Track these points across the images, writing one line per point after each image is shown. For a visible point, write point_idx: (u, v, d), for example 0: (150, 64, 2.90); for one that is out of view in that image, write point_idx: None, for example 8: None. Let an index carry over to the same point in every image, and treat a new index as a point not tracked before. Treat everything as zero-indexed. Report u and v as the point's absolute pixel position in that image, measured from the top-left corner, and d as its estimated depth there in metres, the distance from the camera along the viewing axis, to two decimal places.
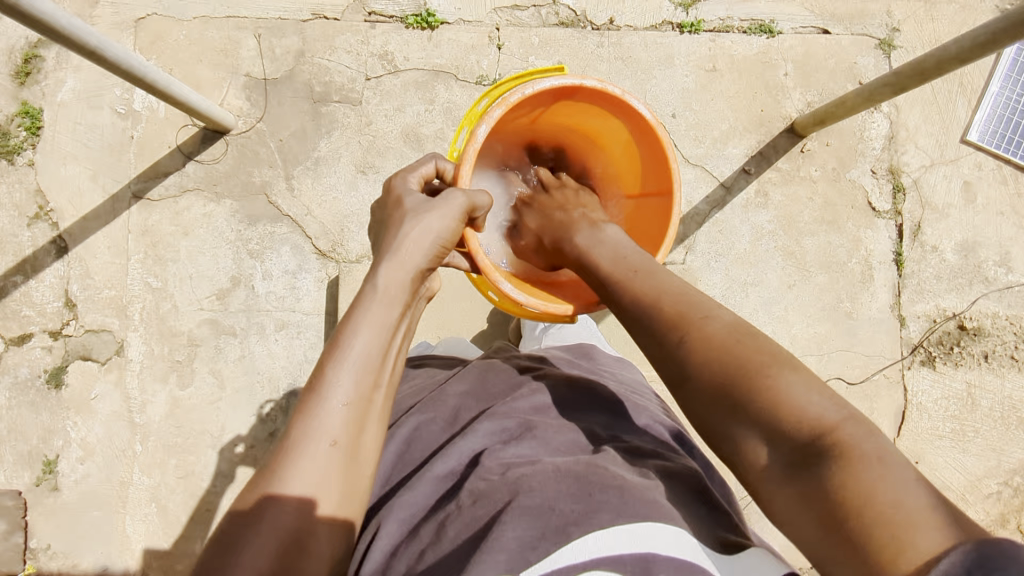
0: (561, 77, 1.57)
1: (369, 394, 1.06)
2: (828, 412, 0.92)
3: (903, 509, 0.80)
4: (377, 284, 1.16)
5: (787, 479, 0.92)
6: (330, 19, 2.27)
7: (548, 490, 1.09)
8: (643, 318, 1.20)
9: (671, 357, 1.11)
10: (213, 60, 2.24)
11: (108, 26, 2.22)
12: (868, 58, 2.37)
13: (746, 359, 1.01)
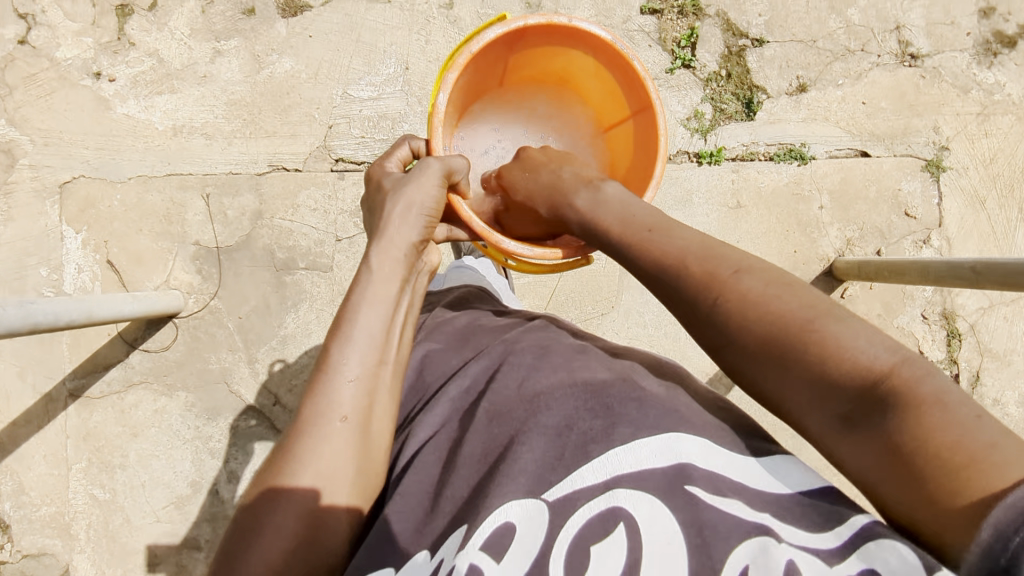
0: (503, 22, 1.48)
1: (375, 369, 1.02)
2: (878, 355, 0.80)
3: (963, 450, 0.69)
4: (372, 267, 1.11)
5: (842, 431, 0.80)
6: (290, 170, 1.94)
7: (564, 403, 0.94)
8: (664, 284, 1.02)
9: (696, 317, 0.97)
10: (156, 228, 1.91)
11: (27, 195, 1.89)
12: (913, 183, 2.06)
13: (781, 315, 0.87)
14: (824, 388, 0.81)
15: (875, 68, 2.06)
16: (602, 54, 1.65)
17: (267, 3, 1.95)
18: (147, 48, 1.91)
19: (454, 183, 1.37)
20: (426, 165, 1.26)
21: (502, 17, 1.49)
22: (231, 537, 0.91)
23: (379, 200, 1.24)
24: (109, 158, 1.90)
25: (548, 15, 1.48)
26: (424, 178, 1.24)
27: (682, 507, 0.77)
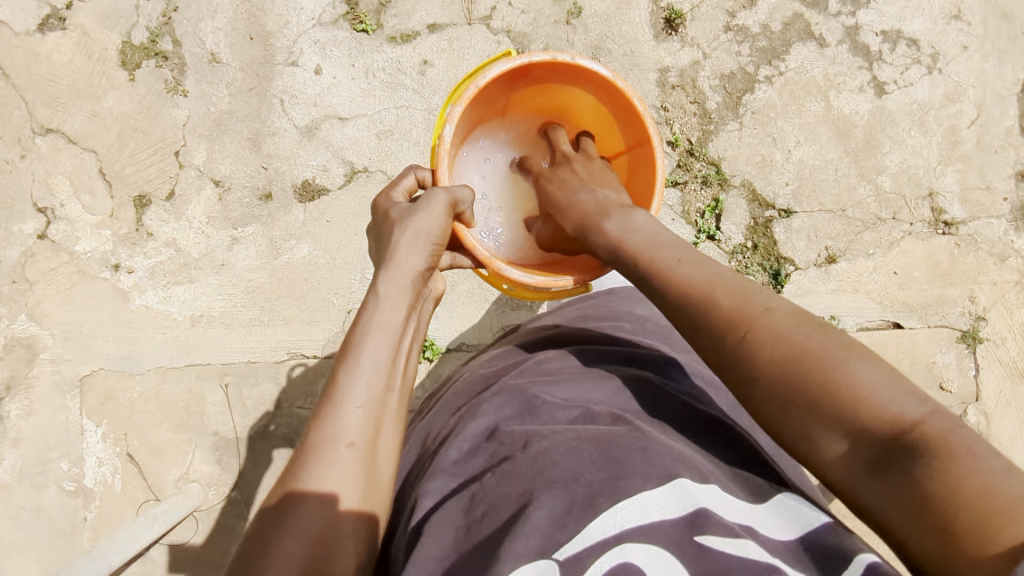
0: (509, 58, 1.39)
1: (381, 395, 1.00)
2: (909, 406, 0.75)
3: (996, 498, 0.65)
4: (380, 292, 1.11)
5: (867, 479, 0.76)
6: (309, 357, 1.92)
7: (570, 458, 0.89)
8: (681, 317, 0.95)
9: (710, 349, 0.91)
10: (175, 419, 1.90)
11: (48, 389, 1.88)
12: (949, 354, 1.98)
13: (800, 352, 0.82)
14: (855, 434, 0.76)
15: (907, 236, 1.99)
16: (604, 94, 1.57)
17: (284, 188, 1.93)
18: (166, 238, 1.90)
19: (460, 214, 1.33)
20: (432, 196, 1.24)
21: (507, 53, 1.41)
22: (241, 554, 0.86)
23: (386, 229, 1.24)
24: (128, 350, 1.90)
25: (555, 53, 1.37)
26: (432, 208, 1.23)
27: (694, 559, 0.74)
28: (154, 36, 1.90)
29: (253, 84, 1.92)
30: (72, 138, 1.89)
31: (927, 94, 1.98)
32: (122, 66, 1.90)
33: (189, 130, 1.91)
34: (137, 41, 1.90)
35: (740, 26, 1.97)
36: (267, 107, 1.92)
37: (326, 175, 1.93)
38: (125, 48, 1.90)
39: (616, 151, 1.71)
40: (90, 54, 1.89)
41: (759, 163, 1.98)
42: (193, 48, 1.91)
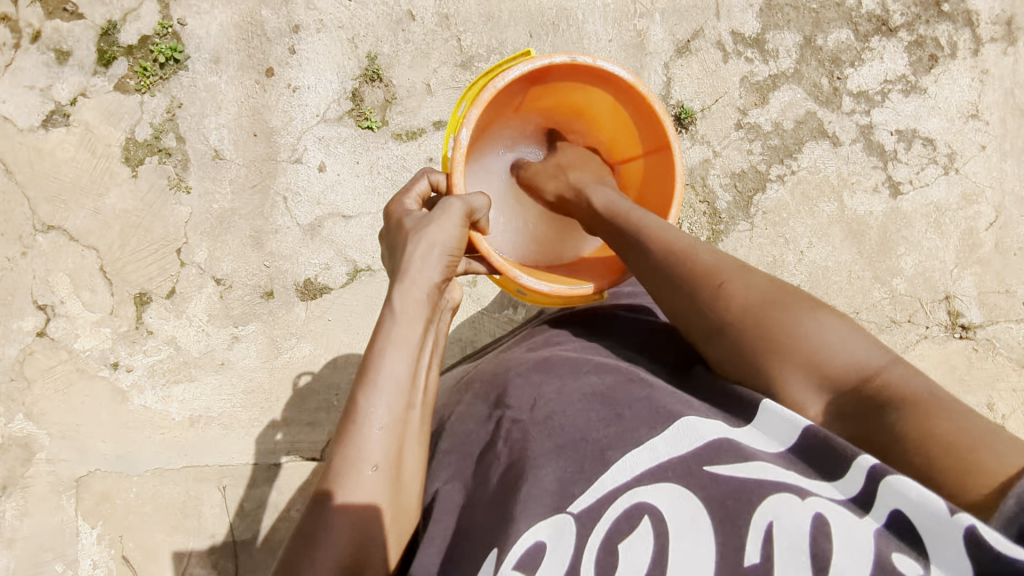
0: (528, 61, 1.41)
1: (403, 415, 1.04)
2: (871, 355, 0.93)
3: (964, 435, 0.80)
4: (395, 308, 1.11)
5: (836, 425, 0.92)
6: (308, 459, 1.89)
7: (580, 417, 0.99)
8: (689, 293, 1.10)
9: (705, 309, 1.07)
10: (171, 521, 1.86)
11: (44, 488, 1.86)
12: None
13: (776, 315, 1.00)
14: (832, 384, 0.93)
15: (923, 341, 1.92)
16: (620, 93, 1.57)
17: (286, 286, 1.90)
18: (166, 336, 1.88)
19: (475, 223, 1.30)
20: (444, 206, 1.22)
21: (526, 55, 1.42)
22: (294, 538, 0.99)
23: (399, 240, 1.21)
24: (126, 450, 1.87)
25: (575, 57, 1.41)
26: (444, 219, 1.20)
27: (699, 482, 0.84)
28: (158, 132, 1.89)
29: (256, 180, 1.90)
30: (73, 234, 1.88)
31: (943, 194, 1.93)
32: (125, 163, 1.88)
33: (192, 226, 1.89)
34: (140, 137, 1.89)
35: (751, 124, 1.93)
36: (270, 204, 1.90)
37: (328, 273, 1.90)
38: (129, 144, 1.89)
39: (627, 154, 1.77)
40: (93, 150, 1.88)
41: (771, 264, 1.93)
42: (196, 144, 1.89)
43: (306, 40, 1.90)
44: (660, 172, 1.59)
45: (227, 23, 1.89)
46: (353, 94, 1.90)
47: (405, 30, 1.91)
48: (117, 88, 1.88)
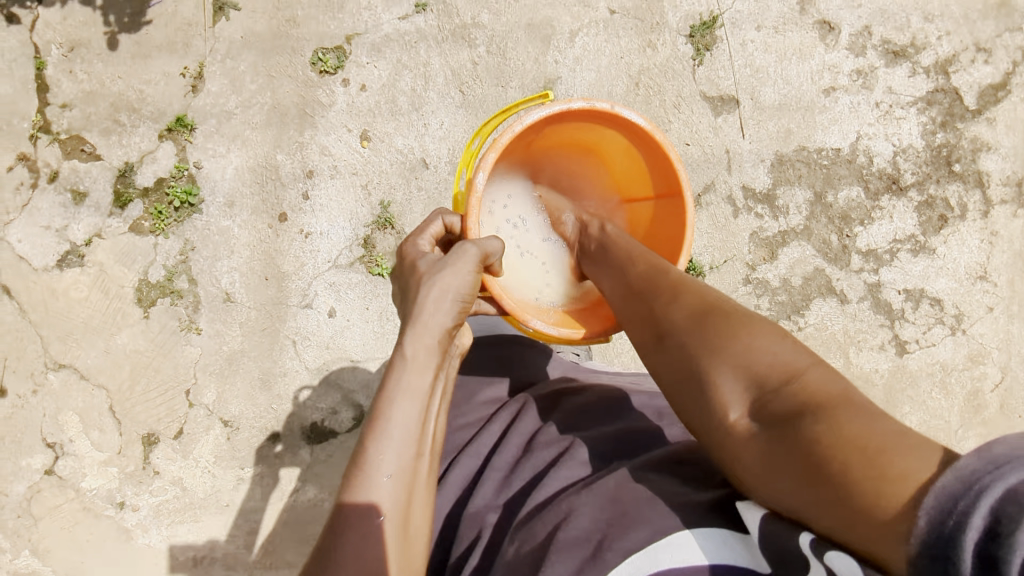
0: (546, 106, 1.42)
1: (413, 465, 0.99)
2: (798, 359, 0.88)
3: (875, 436, 0.70)
4: (406, 354, 1.06)
5: (757, 426, 0.85)
6: None
7: (585, 517, 0.99)
8: (651, 305, 1.12)
9: (659, 314, 1.08)
10: None
11: None
12: None
13: (724, 319, 0.98)
14: (755, 381, 0.88)
15: None
16: (634, 136, 1.55)
17: (292, 429, 1.91)
18: (172, 476, 1.89)
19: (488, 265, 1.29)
20: (463, 252, 1.19)
21: (545, 100, 1.42)
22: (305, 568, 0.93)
23: (410, 282, 1.17)
24: None
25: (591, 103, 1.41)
26: (461, 267, 1.17)
27: None
28: (171, 274, 1.91)
29: (266, 323, 1.91)
30: (84, 374, 1.90)
31: (950, 355, 1.94)
32: (137, 303, 1.90)
33: (201, 367, 1.91)
34: (153, 279, 1.91)
35: (759, 279, 1.94)
36: (279, 347, 1.91)
37: (334, 418, 1.92)
38: (141, 285, 1.91)
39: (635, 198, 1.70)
40: (106, 290, 1.90)
41: None
42: (208, 287, 1.91)
43: (319, 186, 1.92)
44: (667, 217, 1.56)
45: (242, 167, 1.92)
46: (365, 240, 1.92)
47: (417, 176, 1.93)
48: (132, 229, 1.91)
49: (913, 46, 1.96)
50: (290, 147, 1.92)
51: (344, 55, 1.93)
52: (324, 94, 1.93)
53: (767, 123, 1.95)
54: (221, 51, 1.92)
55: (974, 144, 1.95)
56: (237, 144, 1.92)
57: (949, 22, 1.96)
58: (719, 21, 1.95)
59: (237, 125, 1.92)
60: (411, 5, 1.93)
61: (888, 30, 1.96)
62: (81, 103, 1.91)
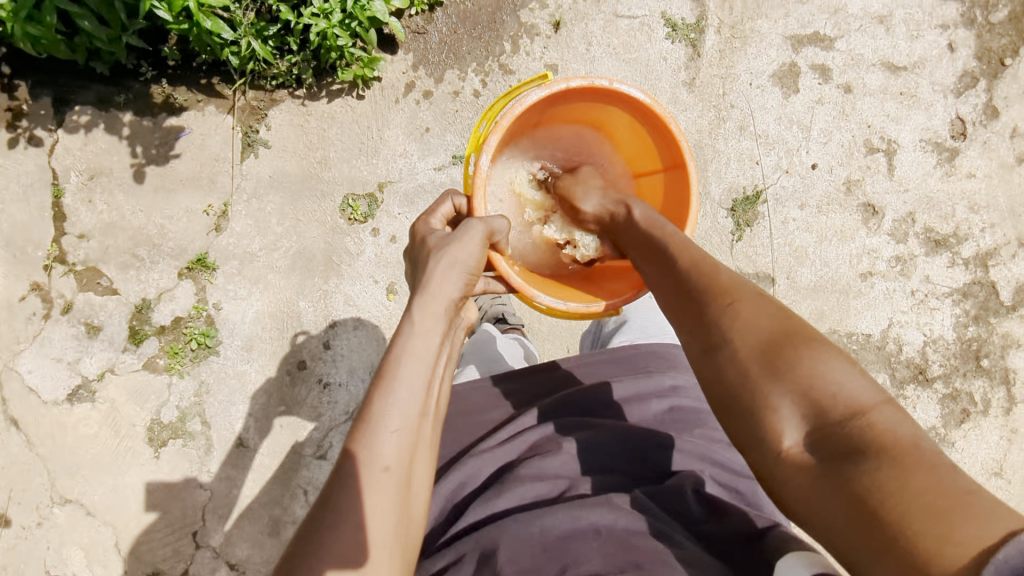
0: (544, 83, 1.44)
1: (416, 423, 0.95)
2: (863, 392, 0.79)
3: (944, 493, 0.66)
4: (414, 319, 1.05)
5: (810, 460, 0.78)
6: None
7: (594, 560, 0.98)
8: (688, 298, 1.02)
9: (704, 322, 0.95)
10: None
11: None
12: None
13: (777, 339, 0.87)
14: (811, 411, 0.80)
15: None
16: (638, 114, 1.55)
17: None
18: None
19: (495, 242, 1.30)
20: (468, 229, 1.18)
21: (544, 79, 1.44)
22: (298, 534, 0.87)
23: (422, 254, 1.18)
24: None
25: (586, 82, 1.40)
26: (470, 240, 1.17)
27: None
28: (184, 415, 1.87)
29: (278, 470, 1.89)
30: (90, 509, 1.86)
31: None
32: (148, 442, 1.87)
33: (209, 511, 1.88)
34: (165, 419, 1.87)
35: None
36: (290, 495, 1.89)
37: None
38: (153, 425, 1.87)
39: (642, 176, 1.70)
40: (117, 428, 1.86)
41: None
42: (222, 430, 1.88)
43: (341, 335, 1.88)
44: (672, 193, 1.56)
45: (263, 311, 1.88)
46: None
47: None
48: (146, 366, 1.86)
49: (955, 235, 1.92)
50: (313, 294, 1.88)
51: (375, 203, 1.87)
52: (352, 242, 1.87)
53: (801, 304, 1.92)
54: (247, 189, 1.85)
55: (1005, 339, 1.93)
56: (259, 287, 1.87)
57: (994, 214, 1.92)
58: (762, 197, 1.89)
59: (259, 268, 1.87)
60: (448, 155, 1.87)
61: (932, 217, 1.92)
62: (99, 235, 1.84)
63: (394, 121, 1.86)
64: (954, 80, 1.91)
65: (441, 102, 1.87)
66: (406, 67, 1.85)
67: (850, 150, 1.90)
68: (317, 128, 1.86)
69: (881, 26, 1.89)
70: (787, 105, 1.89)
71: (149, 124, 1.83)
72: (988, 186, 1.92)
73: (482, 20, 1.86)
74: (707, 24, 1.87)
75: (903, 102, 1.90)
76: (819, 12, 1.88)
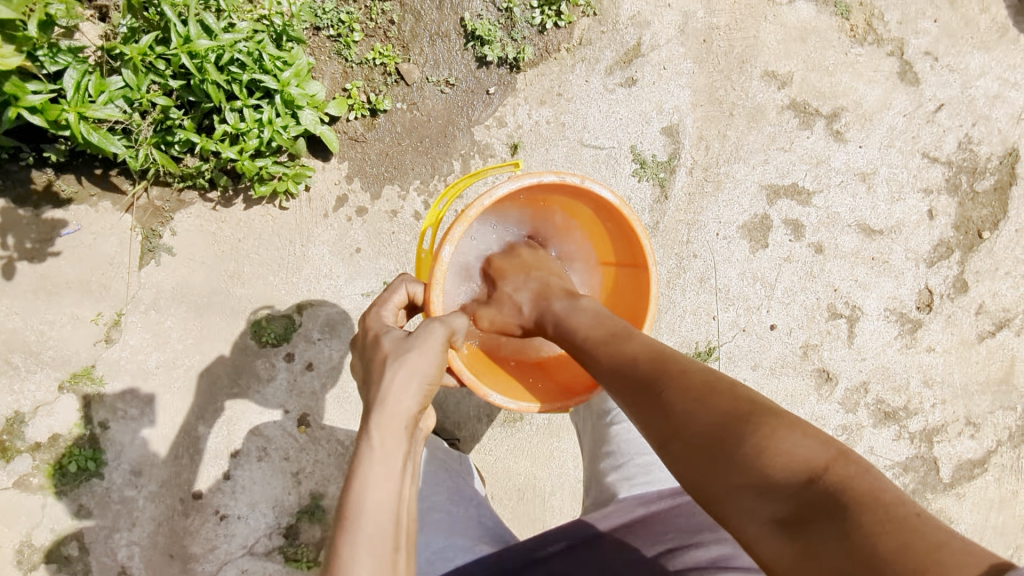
0: (515, 175, 1.27)
1: (390, 562, 0.91)
2: (813, 451, 0.68)
3: (920, 546, 0.56)
4: (373, 443, 0.99)
5: (778, 533, 0.65)
6: None
7: None
8: (628, 379, 0.91)
9: (650, 407, 0.84)
10: None
11: None
12: None
13: (719, 414, 0.76)
14: (766, 486, 0.68)
15: None
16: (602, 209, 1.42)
17: None
18: None
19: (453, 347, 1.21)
20: (430, 331, 1.09)
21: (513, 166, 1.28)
22: None
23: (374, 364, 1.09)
24: None
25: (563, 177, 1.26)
26: (427, 345, 1.08)
27: None
28: (60, 538, 1.67)
29: None
30: None
31: None
32: (16, 565, 1.65)
33: None
34: (38, 542, 1.66)
35: None
36: None
37: None
38: (23, 547, 1.66)
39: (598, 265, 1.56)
40: None
41: None
42: (102, 556, 1.68)
43: (244, 467, 1.72)
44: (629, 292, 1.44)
45: (156, 432, 1.69)
46: (288, 529, 1.73)
47: None
48: (17, 485, 1.64)
49: (905, 408, 1.85)
50: (214, 420, 1.70)
51: (293, 327, 1.68)
52: (263, 367, 1.69)
53: None
54: (145, 299, 1.63)
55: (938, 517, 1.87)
56: (154, 407, 1.68)
57: (946, 390, 1.85)
58: (715, 354, 1.76)
59: (154, 387, 1.67)
60: (379, 281, 1.68)
61: (884, 389, 1.84)
62: None
63: (321, 237, 1.65)
64: (929, 249, 1.79)
65: (376, 222, 1.66)
66: (339, 177, 1.63)
67: (812, 313, 1.78)
68: (231, 238, 1.63)
69: (863, 184, 1.74)
70: (752, 260, 1.74)
71: (29, 214, 1.58)
72: (946, 361, 1.84)
73: (430, 133, 1.64)
74: (679, 164, 1.69)
75: (873, 268, 1.78)
76: (800, 162, 1.72)
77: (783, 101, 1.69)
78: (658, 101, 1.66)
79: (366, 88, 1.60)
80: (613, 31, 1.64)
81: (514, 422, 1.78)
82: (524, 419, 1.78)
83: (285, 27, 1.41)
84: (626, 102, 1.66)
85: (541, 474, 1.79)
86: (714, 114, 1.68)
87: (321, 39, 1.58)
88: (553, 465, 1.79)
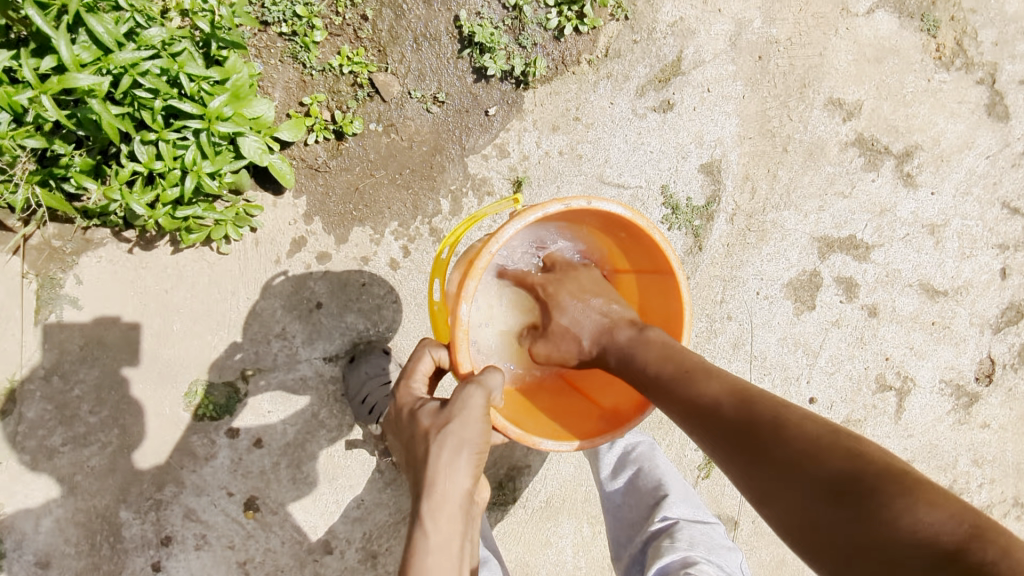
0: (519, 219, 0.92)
1: None
2: (932, 514, 0.54)
3: None
4: (426, 540, 0.77)
5: None
6: None
7: None
8: (714, 422, 0.76)
9: (750, 447, 0.72)
10: None
11: None
12: None
13: (827, 465, 0.64)
14: (870, 550, 0.56)
15: None
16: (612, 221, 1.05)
17: None
18: None
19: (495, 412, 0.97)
20: (467, 396, 0.88)
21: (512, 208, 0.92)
22: None
23: (415, 438, 0.87)
24: None
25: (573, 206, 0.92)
26: (468, 414, 0.87)
27: None
28: None
29: None
30: None
31: None
32: None
33: None
34: None
35: None
36: None
37: None
38: None
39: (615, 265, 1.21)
40: None
41: None
42: None
43: (177, 558, 1.41)
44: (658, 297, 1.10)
45: (65, 520, 1.36)
46: None
47: (316, 560, 1.46)
48: None
49: (950, 488, 1.60)
50: (139, 504, 1.38)
51: (237, 396, 1.36)
52: (200, 444, 1.37)
53: (762, 552, 1.58)
54: (46, 364, 1.30)
55: None
56: (62, 491, 1.35)
57: (998, 469, 1.61)
58: None
59: (62, 465, 1.34)
60: (346, 343, 1.35)
61: (929, 468, 1.59)
62: None
63: (272, 289, 1.32)
64: (996, 313, 1.52)
65: (342, 271, 1.33)
66: (295, 215, 1.30)
67: (858, 384, 1.52)
68: (156, 288, 1.31)
69: (930, 238, 1.46)
70: (795, 323, 1.46)
71: None
72: (1001, 439, 1.60)
73: (412, 162, 1.30)
74: (717, 210, 1.38)
75: (932, 334, 1.51)
76: (861, 210, 1.42)
77: (848, 136, 1.38)
78: (698, 131, 1.34)
79: (331, 104, 1.27)
80: (648, 40, 1.31)
81: (506, 505, 1.49)
82: (517, 501, 1.49)
83: (213, 31, 1.06)
84: (660, 131, 1.33)
85: (535, 562, 1.52)
86: (764, 149, 1.37)
87: (270, 37, 1.23)
88: (551, 553, 1.52)
